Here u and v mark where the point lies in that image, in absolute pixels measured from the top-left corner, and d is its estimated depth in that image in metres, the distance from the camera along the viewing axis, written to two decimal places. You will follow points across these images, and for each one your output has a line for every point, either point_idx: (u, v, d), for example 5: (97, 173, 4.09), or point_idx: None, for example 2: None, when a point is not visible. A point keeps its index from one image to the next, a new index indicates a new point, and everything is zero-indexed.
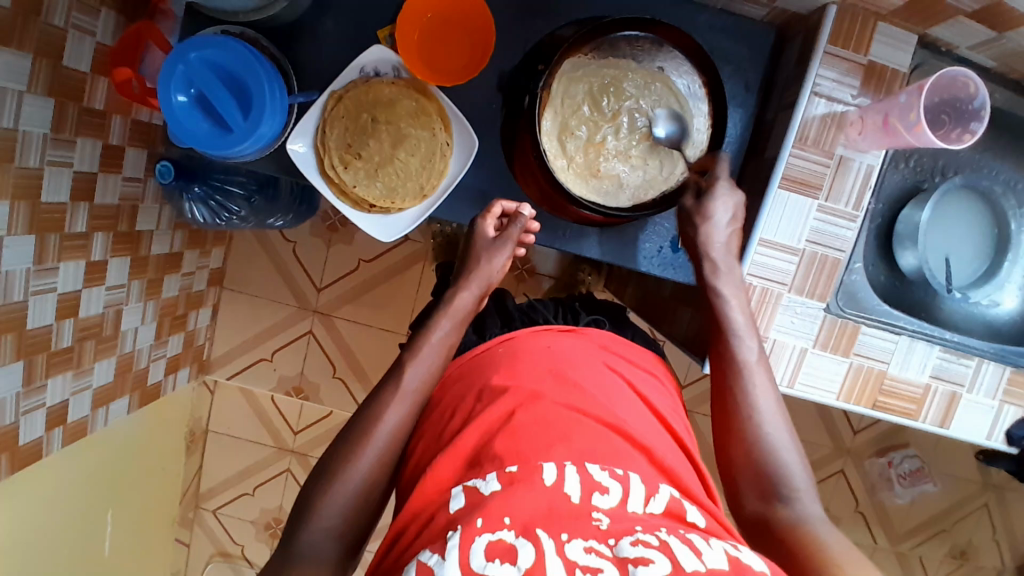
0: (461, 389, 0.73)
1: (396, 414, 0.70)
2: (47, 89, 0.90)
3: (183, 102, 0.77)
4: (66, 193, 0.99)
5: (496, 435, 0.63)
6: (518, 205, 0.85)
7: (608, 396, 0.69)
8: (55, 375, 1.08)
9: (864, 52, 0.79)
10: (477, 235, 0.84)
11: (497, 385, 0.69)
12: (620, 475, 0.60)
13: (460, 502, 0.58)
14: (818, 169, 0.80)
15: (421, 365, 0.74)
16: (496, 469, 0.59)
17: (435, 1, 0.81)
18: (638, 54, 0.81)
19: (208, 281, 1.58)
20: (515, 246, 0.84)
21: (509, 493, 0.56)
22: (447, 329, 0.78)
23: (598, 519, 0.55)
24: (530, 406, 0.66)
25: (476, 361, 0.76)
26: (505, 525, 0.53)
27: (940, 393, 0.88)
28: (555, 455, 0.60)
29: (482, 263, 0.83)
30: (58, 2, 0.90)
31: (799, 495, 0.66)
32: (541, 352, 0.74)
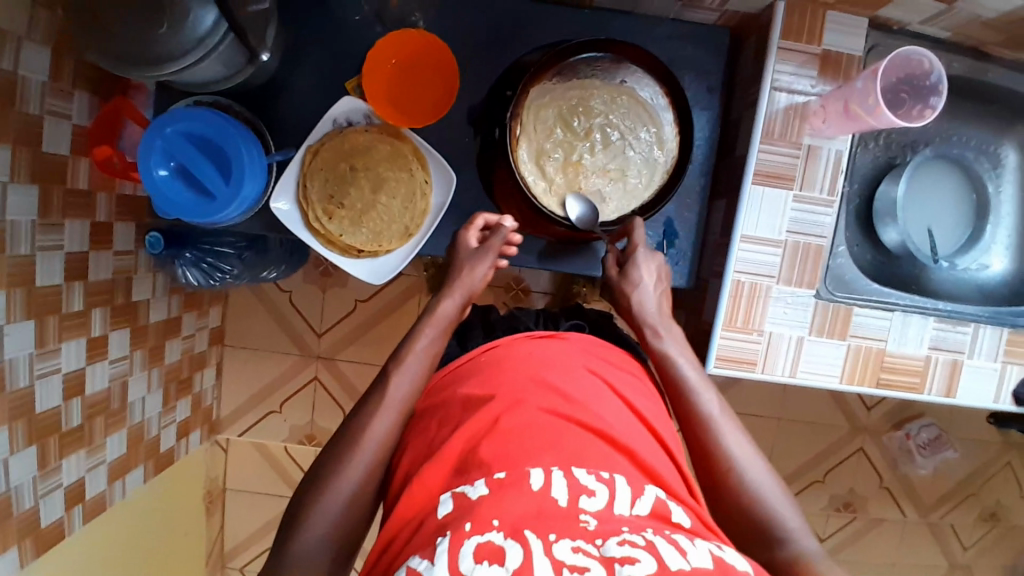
0: (446, 399, 0.73)
1: (381, 425, 0.70)
2: (30, 176, 0.92)
3: (164, 175, 0.79)
4: (60, 275, 1.01)
5: (481, 440, 0.63)
6: (499, 217, 0.86)
7: (592, 397, 0.69)
8: (69, 454, 1.09)
9: (818, 44, 0.81)
10: (460, 246, 0.86)
11: (482, 394, 0.69)
12: (607, 477, 0.60)
13: (449, 508, 0.59)
14: (790, 160, 0.82)
15: (405, 378, 0.74)
16: (483, 475, 0.60)
17: (398, 46, 0.83)
18: (600, 73, 0.83)
19: (209, 340, 1.59)
20: (497, 256, 0.84)
21: (497, 496, 0.57)
22: (432, 337, 0.78)
23: (586, 519, 0.55)
24: (515, 411, 0.65)
25: (462, 370, 0.76)
26: (494, 526, 0.54)
27: (941, 363, 0.89)
28: (542, 461, 0.60)
29: (465, 272, 0.83)
30: (31, 91, 0.91)
31: (794, 534, 0.66)
32: (524, 358, 0.73)
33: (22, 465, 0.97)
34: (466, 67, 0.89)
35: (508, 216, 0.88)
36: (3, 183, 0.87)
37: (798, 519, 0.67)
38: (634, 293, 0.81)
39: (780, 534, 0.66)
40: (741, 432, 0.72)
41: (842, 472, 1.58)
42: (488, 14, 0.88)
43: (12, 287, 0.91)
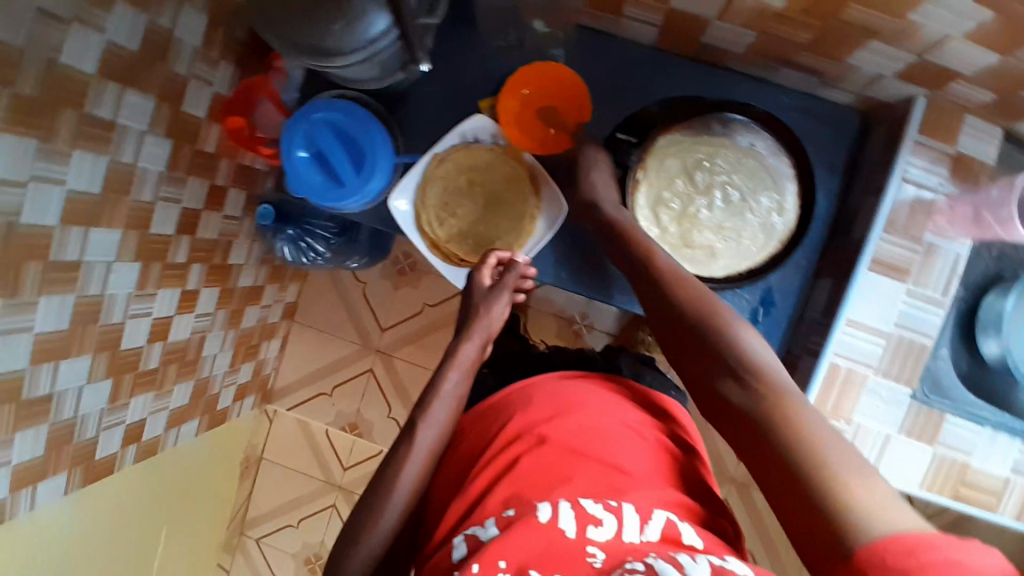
0: (476, 432, 0.77)
1: (410, 473, 0.71)
2: (166, 130, 0.99)
3: (302, 157, 0.84)
4: (172, 225, 1.08)
5: (500, 480, 0.67)
6: (512, 254, 0.86)
7: (609, 440, 0.70)
8: (137, 394, 1.14)
9: (953, 144, 0.80)
10: (474, 286, 0.84)
11: (505, 430, 0.73)
12: (614, 506, 0.63)
13: (462, 550, 0.62)
14: (907, 254, 0.81)
15: (432, 425, 0.75)
16: (494, 514, 0.63)
17: (532, 77, 0.86)
18: (731, 134, 0.85)
19: (282, 313, 1.65)
20: (511, 293, 0.84)
21: (507, 534, 0.60)
22: (456, 380, 0.78)
23: (593, 554, 0.58)
24: (534, 450, 0.69)
25: (489, 408, 0.79)
26: (501, 567, 0.57)
27: (1022, 487, 0.84)
28: (553, 496, 0.64)
29: (483, 313, 0.82)
30: (184, 52, 0.98)
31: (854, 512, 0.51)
32: (549, 392, 0.77)
33: (96, 396, 1.03)
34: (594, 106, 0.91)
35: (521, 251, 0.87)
36: (141, 132, 0.93)
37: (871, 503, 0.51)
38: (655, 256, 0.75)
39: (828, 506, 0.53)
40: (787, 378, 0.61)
41: None
42: (626, 60, 0.90)
43: (129, 229, 0.98)
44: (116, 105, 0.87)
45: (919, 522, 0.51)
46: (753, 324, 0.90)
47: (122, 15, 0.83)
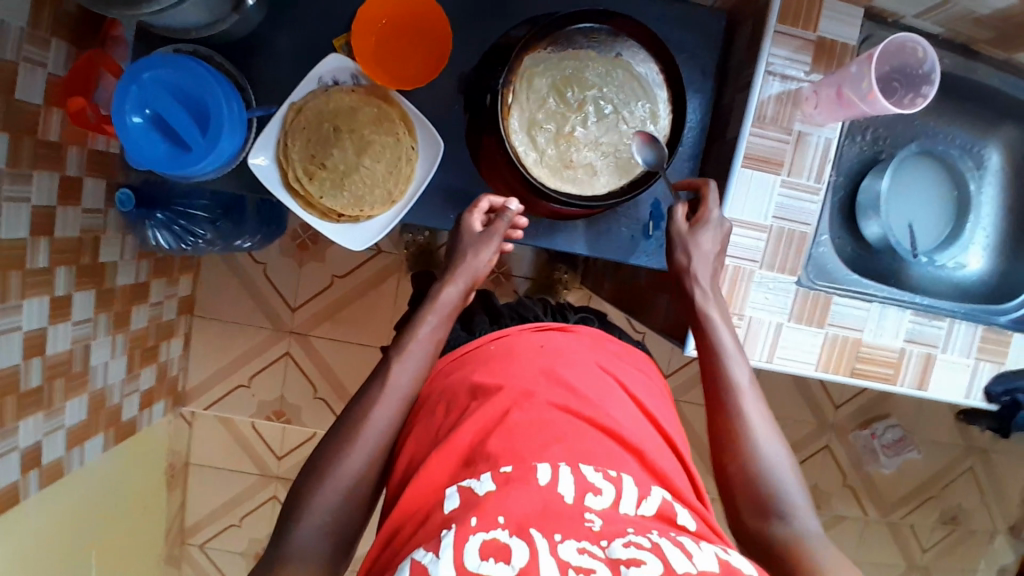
0: (453, 385, 0.72)
1: (383, 414, 0.70)
2: (0, 124, 0.87)
3: (138, 123, 0.76)
4: (25, 229, 0.96)
5: (490, 433, 0.63)
6: (505, 200, 0.83)
7: (602, 396, 0.69)
8: (26, 416, 1.04)
9: (813, 31, 0.81)
10: (465, 229, 0.82)
11: (490, 383, 0.69)
12: (613, 476, 0.61)
13: (454, 503, 0.59)
14: (780, 146, 0.82)
15: (408, 364, 0.73)
16: (490, 469, 0.60)
17: (388, 6, 0.81)
18: (596, 45, 0.82)
19: (178, 309, 1.54)
20: (502, 240, 0.82)
21: (503, 492, 0.57)
22: (434, 324, 0.76)
23: (590, 520, 0.56)
24: (524, 405, 0.65)
25: (466, 358, 0.76)
26: (499, 523, 0.54)
27: (916, 355, 0.90)
28: (550, 456, 0.60)
29: (469, 257, 0.80)
30: (9, 36, 0.87)
31: (800, 515, 0.64)
32: (534, 351, 0.73)
33: None
34: (459, 34, 0.87)
35: (514, 198, 0.84)
36: None
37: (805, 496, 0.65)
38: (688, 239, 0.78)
39: (784, 510, 0.64)
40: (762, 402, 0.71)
41: (808, 469, 1.61)
42: None
43: None
44: None
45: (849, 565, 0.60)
46: (646, 238, 0.92)
47: None
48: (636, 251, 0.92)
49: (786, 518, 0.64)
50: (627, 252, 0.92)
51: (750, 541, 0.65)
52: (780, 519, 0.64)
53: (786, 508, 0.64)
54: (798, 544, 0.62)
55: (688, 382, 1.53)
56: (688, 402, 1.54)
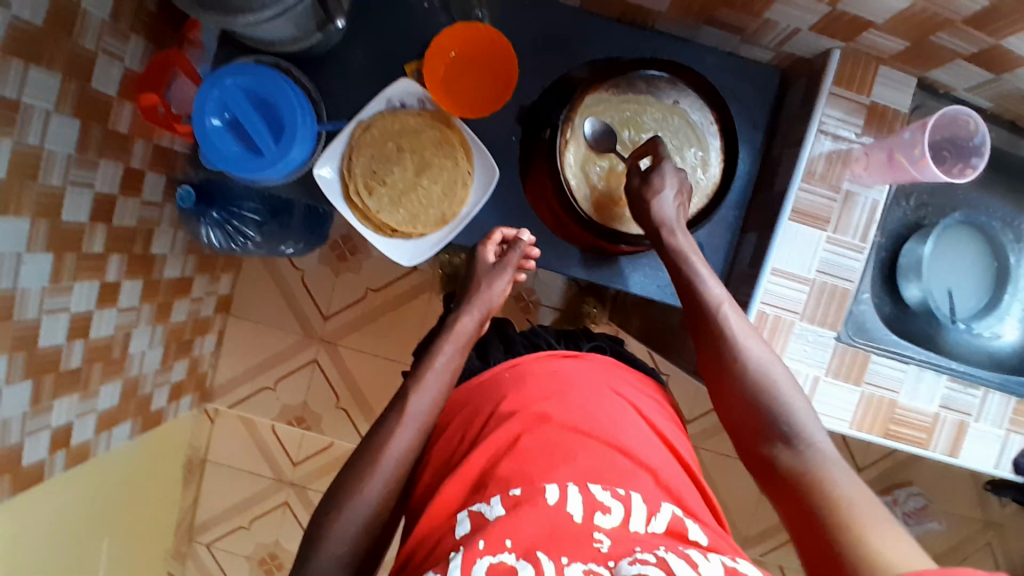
0: (469, 414, 0.74)
1: (401, 441, 0.71)
2: (74, 109, 0.91)
3: (216, 126, 0.80)
4: (86, 214, 1.01)
5: (502, 458, 0.65)
6: (518, 231, 0.89)
7: (614, 420, 0.70)
8: (61, 396, 1.07)
9: (866, 94, 0.83)
10: (477, 261, 0.87)
11: (504, 409, 0.70)
12: (622, 494, 0.62)
13: (465, 528, 0.60)
14: (827, 203, 0.84)
15: (425, 393, 0.75)
16: (500, 493, 0.61)
17: (459, 40, 0.85)
18: (656, 91, 0.86)
19: (215, 306, 1.58)
20: (515, 272, 0.87)
21: (513, 516, 0.58)
22: (451, 353, 0.79)
23: (599, 540, 0.57)
24: (536, 430, 0.67)
25: (483, 386, 0.77)
26: (506, 547, 0.56)
27: (949, 422, 0.89)
28: (558, 477, 0.62)
29: (483, 288, 0.85)
30: (90, 26, 0.90)
31: (807, 437, 0.67)
32: (549, 375, 0.75)
33: (16, 398, 0.96)
34: (522, 70, 0.91)
35: (525, 229, 0.90)
36: (48, 110, 0.86)
37: (810, 415, 0.68)
38: (653, 199, 0.80)
39: (788, 433, 0.67)
40: (764, 341, 0.74)
41: None
42: (550, 22, 0.90)
43: (39, 217, 0.91)
44: (22, 84, 0.81)
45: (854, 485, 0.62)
46: None
47: None
48: (675, 292, 0.95)
49: (793, 444, 0.67)
50: (666, 293, 0.95)
51: (765, 466, 0.68)
52: (786, 443, 0.67)
53: (793, 430, 0.67)
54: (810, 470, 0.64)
55: (708, 429, 1.52)
56: (707, 449, 1.52)
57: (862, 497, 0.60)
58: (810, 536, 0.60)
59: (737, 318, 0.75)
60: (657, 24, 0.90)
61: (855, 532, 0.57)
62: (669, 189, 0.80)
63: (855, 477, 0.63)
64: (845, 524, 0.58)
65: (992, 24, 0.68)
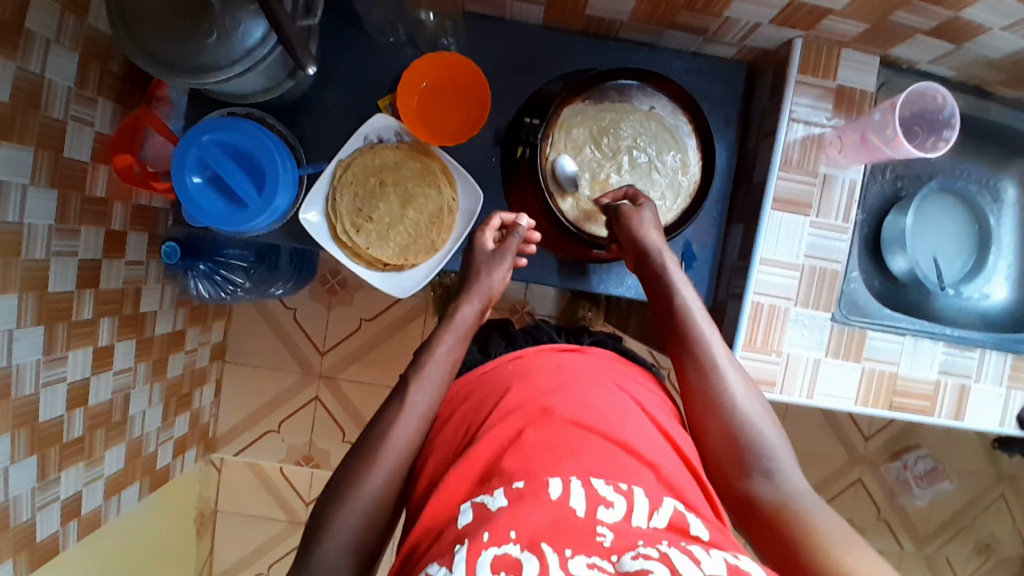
0: (472, 407, 0.73)
1: (403, 434, 0.71)
2: (50, 180, 0.91)
3: (198, 183, 0.80)
4: (72, 282, 0.99)
5: (505, 453, 0.63)
6: (516, 217, 0.88)
7: (615, 414, 0.68)
8: (68, 466, 1.06)
9: (832, 79, 0.85)
10: (477, 248, 0.86)
11: (508, 401, 0.69)
12: (624, 489, 0.60)
13: (468, 518, 0.59)
14: (807, 189, 0.85)
15: (426, 384, 0.75)
16: (503, 485, 0.60)
17: (429, 70, 0.86)
18: (630, 98, 0.87)
19: (211, 356, 1.57)
20: (513, 258, 0.86)
21: (516, 508, 0.57)
22: (451, 344, 0.79)
23: (602, 534, 0.55)
24: (540, 424, 0.65)
25: (485, 379, 0.76)
26: (511, 538, 0.54)
27: (951, 387, 0.91)
28: (562, 471, 0.60)
29: (482, 277, 0.84)
30: (57, 96, 0.90)
31: (781, 470, 0.67)
32: (552, 368, 0.74)
33: (23, 475, 0.95)
34: (494, 91, 0.92)
35: (525, 215, 0.89)
36: (23, 185, 0.86)
37: (787, 451, 0.69)
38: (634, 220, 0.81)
39: (768, 470, 0.68)
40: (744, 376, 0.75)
41: (840, 503, 1.60)
42: (517, 43, 0.91)
43: (25, 292, 0.89)
44: None
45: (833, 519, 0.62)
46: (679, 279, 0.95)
47: None
48: None
49: (770, 475, 0.67)
50: None
51: (740, 502, 0.68)
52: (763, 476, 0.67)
53: (769, 463, 0.68)
54: (786, 502, 0.64)
55: None
56: None
57: (833, 527, 0.61)
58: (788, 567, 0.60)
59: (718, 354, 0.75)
60: (622, 34, 0.91)
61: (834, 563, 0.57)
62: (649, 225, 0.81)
63: (833, 512, 0.63)
64: (823, 552, 0.58)
65: None
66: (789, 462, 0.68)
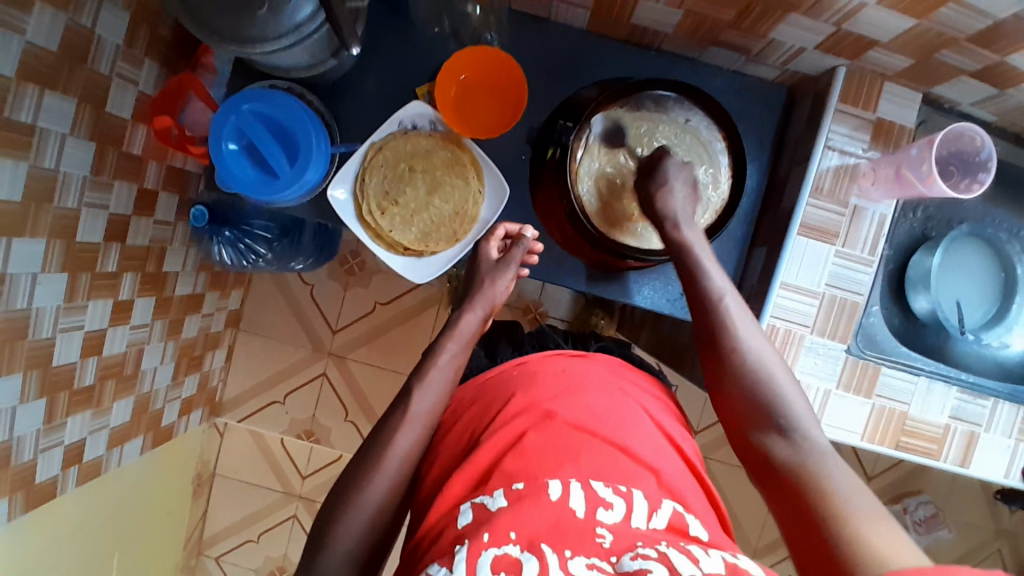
0: (475, 411, 0.74)
1: (406, 440, 0.72)
2: (89, 133, 0.93)
3: (233, 149, 0.82)
4: (100, 233, 1.02)
5: (506, 454, 0.64)
6: (520, 227, 0.89)
7: (619, 420, 0.69)
8: (75, 413, 1.08)
9: (872, 110, 0.85)
10: (480, 257, 0.88)
11: (512, 407, 0.70)
12: (624, 491, 0.60)
13: (467, 519, 0.59)
14: (835, 218, 0.85)
15: (428, 393, 0.76)
16: (503, 486, 0.60)
17: (468, 63, 0.87)
18: (670, 112, 0.88)
19: (225, 322, 1.60)
20: (518, 268, 0.87)
21: (516, 509, 0.57)
22: (454, 351, 0.80)
23: (602, 535, 0.56)
24: (541, 428, 0.66)
25: (489, 384, 0.77)
26: (511, 539, 0.54)
27: (959, 433, 0.89)
28: (562, 474, 0.61)
29: (485, 287, 0.86)
30: (105, 51, 0.92)
31: (800, 428, 0.69)
32: (555, 374, 0.74)
33: (30, 417, 0.97)
34: (530, 90, 0.93)
35: (529, 225, 0.90)
36: (63, 135, 0.88)
37: (804, 409, 0.70)
38: (662, 187, 0.82)
39: (784, 426, 0.69)
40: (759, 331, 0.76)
41: None
42: (559, 45, 0.92)
43: (54, 238, 0.92)
44: (36, 109, 0.82)
45: (841, 476, 0.63)
46: None
47: (42, 15, 0.79)
48: (686, 307, 0.95)
49: (787, 434, 0.69)
50: (677, 307, 0.95)
51: (760, 460, 0.70)
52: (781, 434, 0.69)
53: (789, 423, 0.69)
54: (802, 464, 0.66)
55: (718, 440, 1.52)
56: (718, 460, 1.53)
57: (846, 488, 0.62)
58: (796, 521, 0.62)
59: (738, 314, 0.76)
60: (663, 45, 0.91)
61: (840, 519, 0.59)
62: (677, 182, 0.82)
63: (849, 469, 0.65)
64: (835, 514, 0.60)
65: (995, 43, 0.69)
66: (803, 414, 0.70)
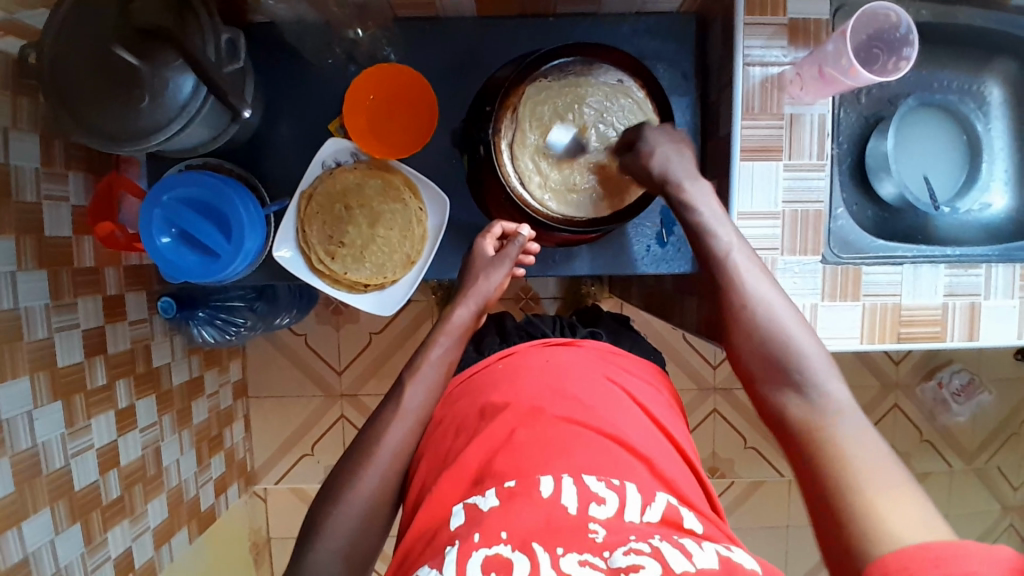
0: (463, 407, 0.73)
1: (397, 435, 0.72)
2: (37, 262, 0.92)
3: (167, 242, 0.81)
4: (80, 352, 1.01)
5: (496, 453, 0.64)
6: (517, 225, 0.87)
7: (606, 405, 0.69)
8: (113, 526, 1.09)
9: (783, 14, 0.81)
10: (477, 255, 0.86)
11: (497, 402, 0.69)
12: (617, 484, 0.60)
13: (459, 520, 0.59)
14: (775, 131, 0.83)
15: (420, 386, 0.76)
16: (495, 485, 0.60)
17: (375, 82, 0.85)
18: (598, 74, 0.85)
19: (233, 394, 1.60)
20: (513, 264, 0.85)
21: (507, 509, 0.58)
22: (446, 346, 0.80)
23: (594, 531, 0.56)
24: (530, 424, 0.65)
25: (475, 380, 0.76)
26: (502, 539, 0.55)
27: (959, 308, 0.88)
28: (553, 470, 0.60)
29: (479, 280, 0.84)
30: (26, 179, 0.90)
31: (818, 385, 0.65)
32: (541, 366, 0.73)
33: (69, 544, 0.98)
34: (442, 95, 0.91)
35: (526, 223, 0.87)
36: (11, 272, 0.87)
37: (825, 363, 0.67)
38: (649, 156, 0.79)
39: (803, 383, 0.66)
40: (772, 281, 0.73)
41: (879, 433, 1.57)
42: (455, 41, 0.90)
43: (36, 372, 0.92)
44: None
45: (869, 443, 0.60)
46: (661, 246, 0.94)
47: None
48: (654, 261, 0.95)
49: (804, 391, 0.66)
50: (646, 264, 0.95)
51: (776, 420, 0.67)
52: (807, 406, 0.65)
53: (805, 377, 0.66)
54: (818, 423, 0.63)
55: None
56: None
57: (867, 456, 0.58)
58: (812, 492, 0.59)
59: (751, 270, 0.73)
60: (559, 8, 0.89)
61: (850, 485, 0.57)
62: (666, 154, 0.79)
63: (869, 429, 0.62)
64: (852, 491, 0.56)
65: None
66: (823, 367, 0.67)
